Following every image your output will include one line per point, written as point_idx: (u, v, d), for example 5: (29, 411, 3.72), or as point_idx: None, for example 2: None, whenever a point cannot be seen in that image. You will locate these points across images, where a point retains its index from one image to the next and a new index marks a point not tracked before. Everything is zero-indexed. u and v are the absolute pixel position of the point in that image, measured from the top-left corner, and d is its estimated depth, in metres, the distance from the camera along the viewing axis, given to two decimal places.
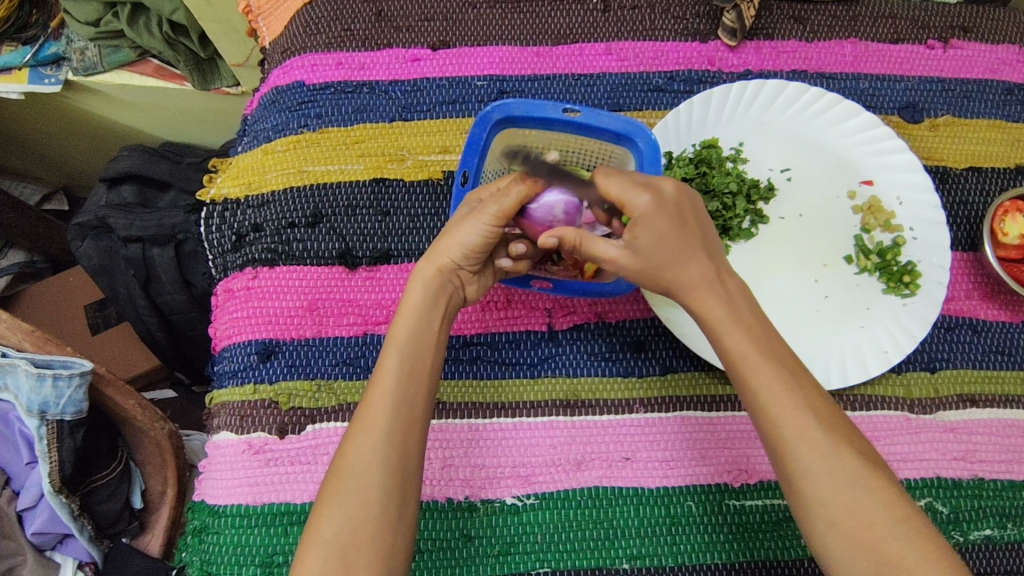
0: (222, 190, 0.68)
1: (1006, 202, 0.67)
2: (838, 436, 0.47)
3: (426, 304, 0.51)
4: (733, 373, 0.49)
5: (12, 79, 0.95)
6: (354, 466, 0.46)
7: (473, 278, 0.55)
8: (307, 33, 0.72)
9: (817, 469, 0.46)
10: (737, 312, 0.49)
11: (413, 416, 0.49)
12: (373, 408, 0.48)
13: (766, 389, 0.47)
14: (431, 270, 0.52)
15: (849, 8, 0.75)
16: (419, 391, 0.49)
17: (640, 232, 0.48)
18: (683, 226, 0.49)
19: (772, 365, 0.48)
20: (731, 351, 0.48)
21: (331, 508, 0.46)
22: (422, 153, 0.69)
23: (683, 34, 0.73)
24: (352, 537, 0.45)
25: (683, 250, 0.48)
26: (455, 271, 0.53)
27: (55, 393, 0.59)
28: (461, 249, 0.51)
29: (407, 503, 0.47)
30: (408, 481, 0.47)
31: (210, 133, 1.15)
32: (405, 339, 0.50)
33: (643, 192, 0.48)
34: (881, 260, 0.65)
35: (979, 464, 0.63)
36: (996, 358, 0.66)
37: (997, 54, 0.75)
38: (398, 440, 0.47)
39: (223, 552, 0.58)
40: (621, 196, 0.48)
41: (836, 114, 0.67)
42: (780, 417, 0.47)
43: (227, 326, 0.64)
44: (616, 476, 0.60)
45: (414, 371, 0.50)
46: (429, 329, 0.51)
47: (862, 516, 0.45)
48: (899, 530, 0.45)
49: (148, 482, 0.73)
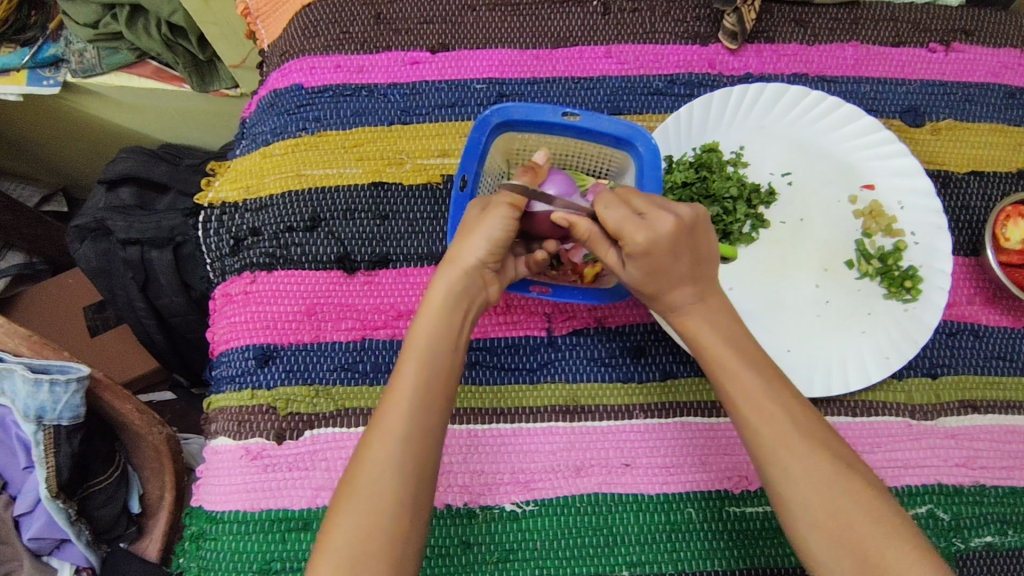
0: (220, 194, 0.68)
1: (1008, 207, 0.66)
2: (816, 440, 0.47)
3: (450, 307, 0.51)
4: (714, 379, 0.50)
5: (11, 80, 0.94)
6: (369, 470, 0.46)
7: (495, 278, 0.53)
8: (305, 36, 0.71)
9: (798, 472, 0.46)
10: (718, 325, 0.50)
11: (430, 422, 0.48)
12: (390, 414, 0.48)
13: (745, 394, 0.48)
14: (455, 272, 0.51)
15: (851, 11, 0.74)
16: (438, 396, 0.49)
17: (631, 264, 0.49)
18: (675, 259, 0.48)
19: (749, 372, 0.49)
20: (711, 359, 0.50)
21: (343, 513, 0.45)
22: (421, 156, 0.69)
23: (683, 37, 0.73)
24: (364, 542, 0.44)
25: (673, 279, 0.50)
26: (480, 270, 0.52)
27: (52, 398, 0.59)
28: (487, 246, 0.51)
29: (421, 509, 0.46)
30: (422, 486, 0.47)
31: (209, 134, 1.15)
32: (425, 344, 0.50)
33: (640, 229, 0.47)
34: (882, 265, 0.64)
35: (981, 471, 0.62)
36: (998, 363, 0.66)
37: (999, 57, 0.75)
38: (415, 446, 0.47)
39: (220, 558, 0.57)
40: (616, 229, 0.47)
41: (837, 118, 0.67)
42: (757, 421, 0.47)
43: (226, 330, 0.64)
44: (615, 483, 0.59)
45: (432, 376, 0.49)
46: (449, 332, 0.50)
47: (840, 517, 0.44)
48: (878, 529, 0.44)
49: (146, 487, 0.73)
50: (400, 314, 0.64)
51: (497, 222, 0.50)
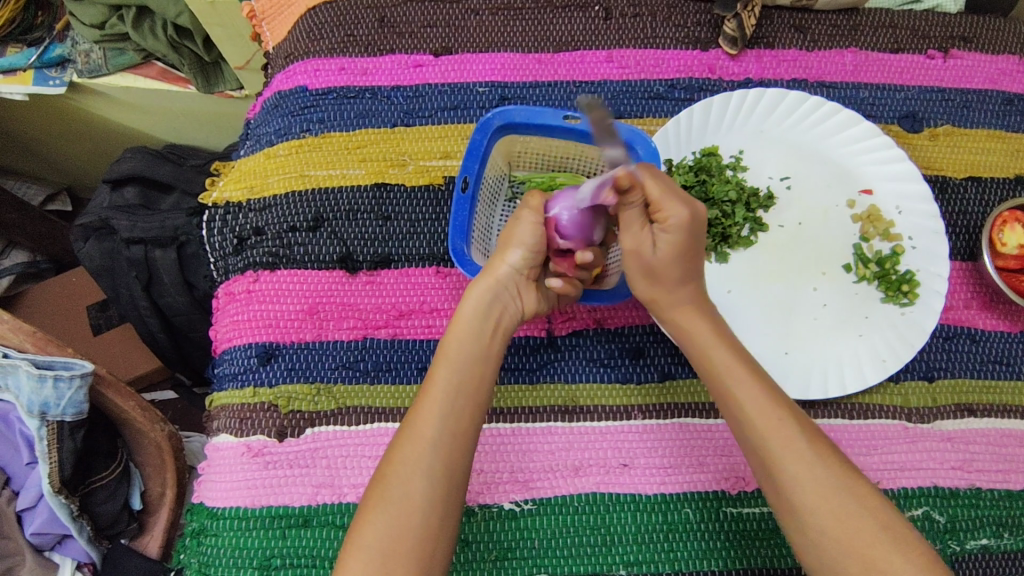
0: (224, 194, 0.68)
1: (1005, 212, 0.66)
2: (824, 446, 0.48)
3: (481, 317, 0.53)
4: (715, 384, 0.51)
5: (17, 80, 0.95)
6: (400, 474, 0.47)
7: (530, 288, 0.56)
8: (309, 39, 0.72)
9: (804, 475, 0.46)
10: (720, 332, 0.53)
11: (460, 428, 0.49)
12: (420, 418, 0.49)
13: (749, 398, 0.49)
14: (485, 283, 0.53)
15: (850, 17, 0.75)
16: (468, 403, 0.50)
17: (664, 242, 0.51)
18: (693, 251, 0.52)
19: (753, 378, 0.50)
20: (714, 363, 0.51)
21: (375, 513, 0.46)
22: (423, 158, 0.69)
23: (683, 42, 0.74)
24: (394, 542, 0.45)
25: (690, 271, 0.53)
26: (511, 278, 0.54)
27: (56, 394, 0.59)
28: (521, 252, 0.54)
29: (448, 515, 0.47)
30: (453, 490, 0.48)
31: (213, 136, 1.16)
32: (455, 351, 0.51)
33: (680, 205, 0.50)
34: (879, 269, 0.65)
35: (977, 474, 0.63)
36: (994, 367, 0.67)
37: (997, 64, 0.75)
38: (444, 450, 0.48)
39: (221, 554, 0.58)
40: (659, 201, 0.49)
41: (836, 122, 0.67)
42: (764, 428, 0.48)
43: (228, 329, 0.64)
44: (613, 483, 0.60)
45: (462, 384, 0.50)
46: (479, 341, 0.52)
47: (850, 524, 0.45)
48: (886, 536, 0.45)
49: (148, 484, 0.73)
50: (402, 314, 0.64)
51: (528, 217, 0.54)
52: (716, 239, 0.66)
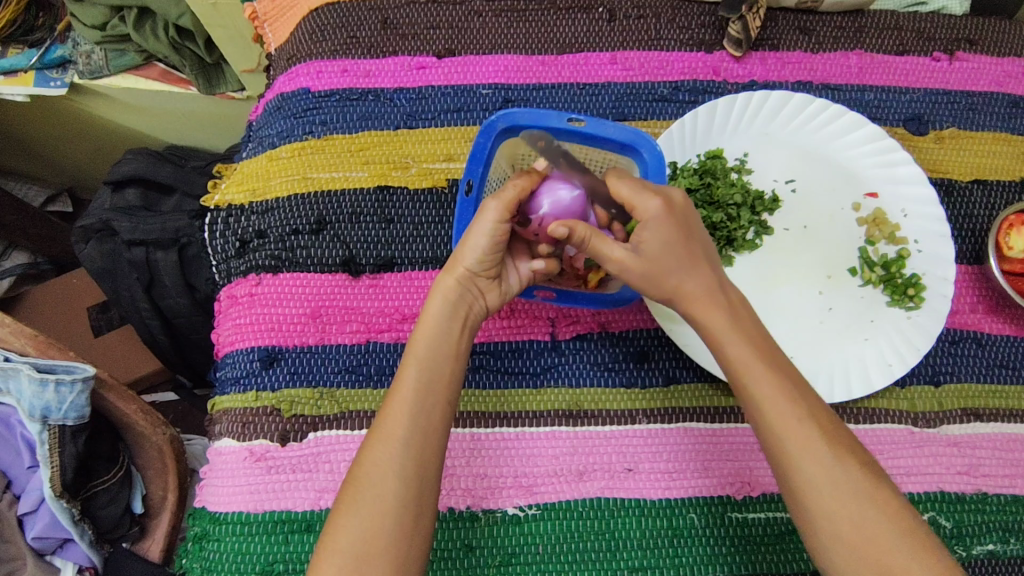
0: (226, 196, 0.68)
1: (1011, 216, 0.66)
2: (845, 448, 0.48)
3: (446, 317, 0.52)
4: (735, 379, 0.50)
5: (18, 81, 0.95)
6: (370, 476, 0.48)
7: (493, 287, 0.54)
8: (313, 40, 0.72)
9: (824, 481, 0.47)
10: (741, 324, 0.50)
11: (430, 427, 0.49)
12: (389, 418, 0.49)
13: (772, 399, 0.48)
14: (450, 282, 0.52)
15: (855, 19, 0.74)
16: (436, 404, 0.50)
17: (646, 240, 0.50)
18: (687, 236, 0.51)
19: (776, 378, 0.49)
20: (734, 358, 0.50)
21: (347, 517, 0.47)
22: (426, 161, 0.69)
23: (688, 43, 0.73)
24: (367, 544, 0.46)
25: (691, 260, 0.51)
26: (473, 279, 0.53)
27: (57, 398, 0.59)
28: (479, 254, 0.52)
29: (422, 513, 0.47)
30: (428, 492, 0.48)
31: (215, 137, 1.16)
32: (422, 351, 0.51)
33: (653, 196, 0.50)
34: (885, 272, 0.65)
35: (982, 479, 0.62)
36: (1000, 371, 0.66)
37: (1003, 67, 0.75)
38: (414, 451, 0.48)
39: (223, 560, 0.57)
40: (629, 199, 0.50)
41: (843, 125, 0.67)
42: (785, 432, 0.48)
43: (230, 332, 0.64)
44: (617, 487, 0.59)
45: (430, 385, 0.50)
46: (448, 340, 0.52)
47: (870, 532, 0.46)
48: (903, 542, 0.46)
49: (149, 488, 0.73)
50: (405, 318, 0.64)
51: (490, 217, 0.50)
52: (721, 242, 0.65)
